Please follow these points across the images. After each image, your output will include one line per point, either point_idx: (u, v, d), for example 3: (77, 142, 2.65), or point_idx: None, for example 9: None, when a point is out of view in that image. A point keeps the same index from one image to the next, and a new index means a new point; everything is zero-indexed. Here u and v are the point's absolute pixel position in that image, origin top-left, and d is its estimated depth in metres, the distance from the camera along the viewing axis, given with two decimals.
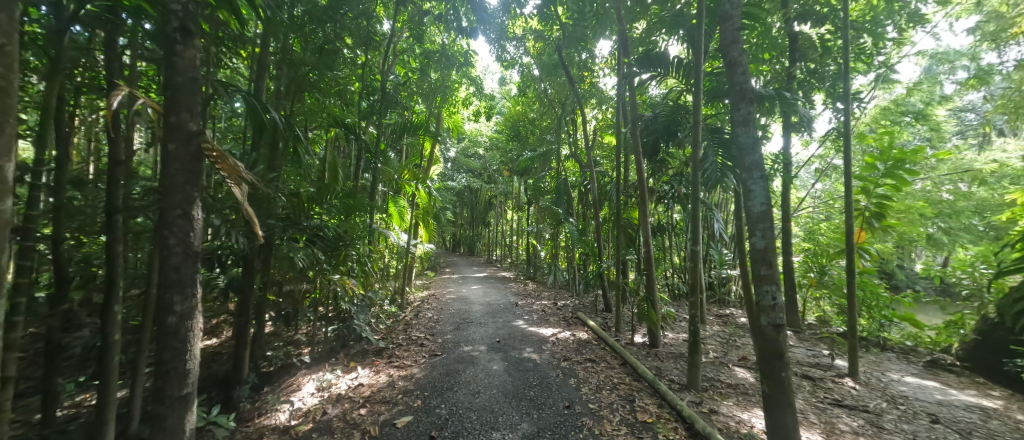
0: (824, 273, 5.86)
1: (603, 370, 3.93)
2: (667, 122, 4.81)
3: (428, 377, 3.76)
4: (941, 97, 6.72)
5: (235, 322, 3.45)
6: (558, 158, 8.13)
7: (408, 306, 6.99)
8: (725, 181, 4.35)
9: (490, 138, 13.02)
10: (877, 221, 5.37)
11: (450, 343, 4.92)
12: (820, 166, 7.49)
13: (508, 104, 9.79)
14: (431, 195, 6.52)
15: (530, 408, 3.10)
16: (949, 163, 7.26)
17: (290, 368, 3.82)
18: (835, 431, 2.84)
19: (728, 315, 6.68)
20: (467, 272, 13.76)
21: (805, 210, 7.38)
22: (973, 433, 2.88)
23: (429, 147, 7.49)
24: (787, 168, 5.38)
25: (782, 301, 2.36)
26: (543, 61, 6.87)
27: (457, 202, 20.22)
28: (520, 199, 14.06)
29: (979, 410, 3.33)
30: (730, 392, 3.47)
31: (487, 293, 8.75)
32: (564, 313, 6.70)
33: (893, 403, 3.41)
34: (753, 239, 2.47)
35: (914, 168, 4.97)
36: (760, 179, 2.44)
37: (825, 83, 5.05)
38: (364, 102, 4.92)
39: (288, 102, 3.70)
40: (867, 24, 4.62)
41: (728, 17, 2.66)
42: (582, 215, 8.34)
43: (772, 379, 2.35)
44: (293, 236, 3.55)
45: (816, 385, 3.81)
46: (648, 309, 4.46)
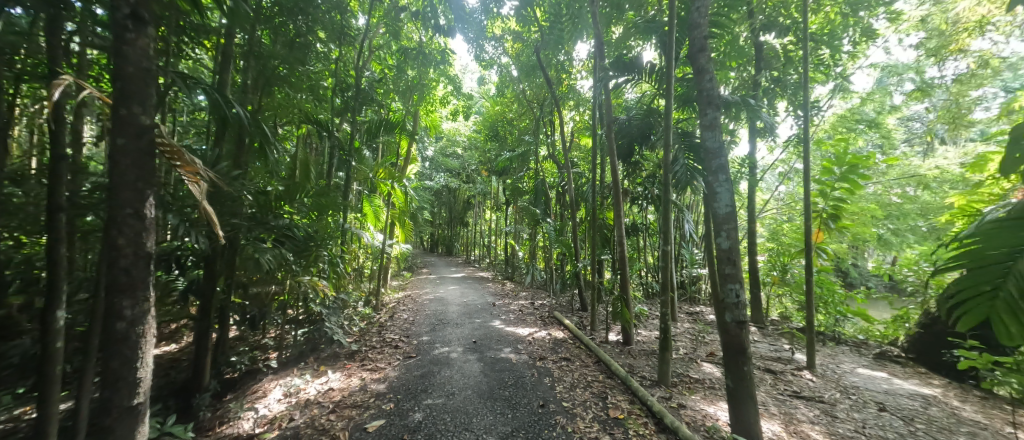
0: (786, 271, 6.17)
1: (578, 369, 3.99)
2: (641, 126, 4.94)
3: (402, 379, 3.70)
4: (891, 107, 7.21)
5: (196, 327, 3.28)
6: (536, 159, 8.18)
7: (383, 308, 6.86)
8: (694, 183, 4.52)
9: (468, 138, 12.95)
10: (834, 222, 5.68)
11: (426, 344, 4.87)
12: (783, 170, 7.89)
13: (486, 104, 9.79)
14: (408, 194, 6.46)
15: (504, 408, 3.11)
16: (897, 168, 7.79)
17: (256, 373, 3.66)
18: (793, 421, 2.99)
19: (697, 313, 6.93)
20: (445, 272, 13.65)
21: (769, 212, 7.76)
22: (914, 418, 3.11)
23: (406, 145, 7.39)
24: (752, 171, 5.64)
25: (745, 298, 2.46)
26: (522, 62, 6.89)
27: (436, 202, 20.02)
28: (499, 199, 14.08)
29: (921, 398, 3.60)
30: (697, 387, 3.60)
31: (464, 294, 8.71)
32: (541, 312, 6.76)
33: (845, 394, 3.64)
34: (719, 239, 2.56)
35: (866, 173, 5.31)
36: (725, 182, 2.55)
37: (788, 91, 5.32)
38: (338, 99, 4.79)
39: (255, 96, 3.56)
40: (825, 36, 4.90)
41: (696, 25, 2.75)
42: (559, 216, 8.44)
43: (735, 374, 2.45)
44: (260, 236, 3.41)
45: (777, 378, 4.00)
46: (622, 308, 4.57)
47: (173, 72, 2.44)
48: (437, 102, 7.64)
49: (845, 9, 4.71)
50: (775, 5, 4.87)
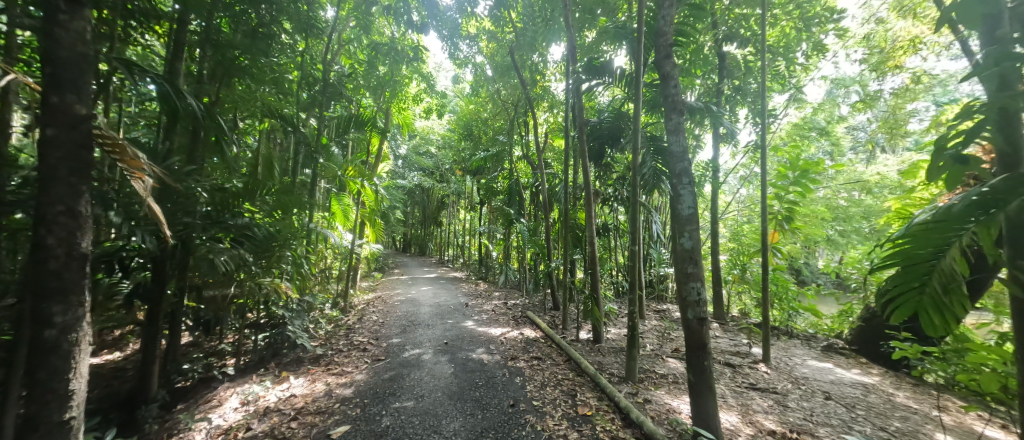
0: (745, 270, 6.52)
1: (548, 367, 4.04)
2: (612, 129, 5.07)
3: (370, 383, 3.61)
4: (839, 117, 7.77)
5: (143, 333, 3.06)
6: (510, 159, 8.23)
7: (352, 310, 6.67)
8: (661, 186, 4.70)
9: (442, 137, 12.85)
10: (787, 224, 6.08)
11: (396, 346, 4.77)
12: (743, 173, 8.33)
13: (460, 103, 9.72)
14: (378, 193, 6.32)
15: (474, 408, 3.11)
16: (843, 174, 8.44)
17: (210, 381, 3.45)
18: (749, 411, 3.16)
19: (664, 310, 7.18)
20: (418, 272, 13.44)
21: (731, 213, 8.17)
22: (855, 405, 3.36)
23: (377, 143, 7.21)
24: (715, 174, 5.92)
25: (706, 296, 2.58)
26: (496, 62, 6.87)
27: (409, 201, 19.66)
28: (473, 199, 14.04)
29: (861, 386, 3.90)
30: (663, 382, 3.73)
31: (437, 294, 8.59)
32: (514, 312, 6.79)
33: (796, 384, 3.89)
34: (682, 240, 2.67)
35: (816, 178, 5.70)
36: (688, 185, 2.66)
37: (748, 98, 5.62)
38: (304, 93, 4.61)
39: (212, 87, 3.34)
40: (781, 49, 5.22)
41: (662, 33, 2.85)
42: (533, 216, 8.51)
43: (696, 368, 2.56)
44: (215, 236, 3.22)
45: (736, 371, 4.21)
46: (592, 307, 4.67)
47: (115, 59, 2.25)
48: (410, 99, 7.52)
49: (799, 24, 5.02)
50: (737, 18, 5.12)
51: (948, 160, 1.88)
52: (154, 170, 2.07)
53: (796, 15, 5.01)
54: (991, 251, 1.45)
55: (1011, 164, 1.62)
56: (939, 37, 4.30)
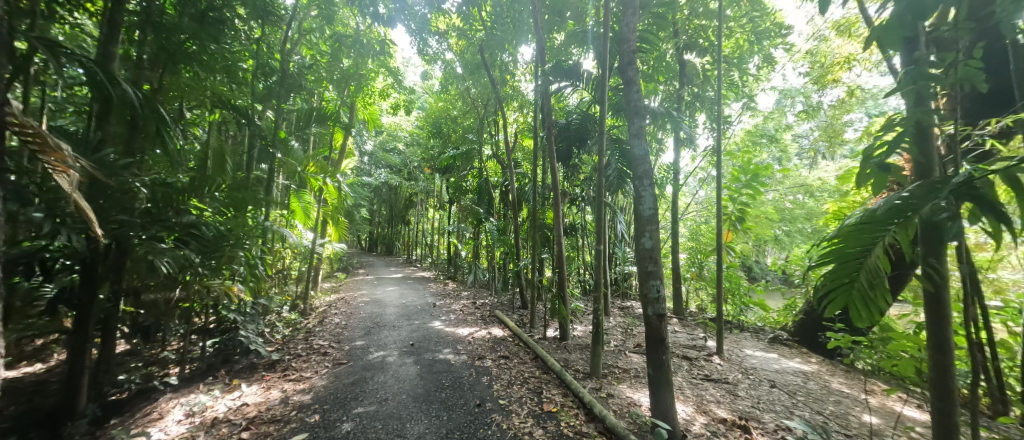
0: (702, 268, 6.91)
1: (516, 366, 4.08)
2: (579, 130, 5.25)
3: (330, 388, 3.48)
4: (787, 125, 8.37)
5: (69, 341, 2.75)
6: (480, 158, 8.21)
7: (313, 312, 6.39)
8: (625, 187, 4.88)
9: (411, 134, 12.59)
10: (740, 224, 6.50)
11: (359, 349, 4.63)
12: (702, 176, 8.78)
13: (429, 100, 9.56)
14: (342, 190, 5.99)
15: (440, 410, 3.07)
16: (789, 178, 9.13)
17: (150, 393, 3.18)
18: (703, 402, 3.34)
19: (628, 307, 7.45)
20: (384, 272, 13.08)
21: (690, 214, 8.58)
22: (796, 392, 3.65)
23: (340, 138, 6.95)
24: (676, 177, 6.20)
25: (664, 293, 2.71)
26: (466, 59, 6.70)
27: (376, 199, 19.05)
28: (442, 197, 13.86)
29: (802, 374, 4.24)
30: (625, 376, 3.87)
31: (403, 295, 8.41)
32: (482, 311, 6.78)
33: (745, 374, 4.16)
34: (643, 239, 2.78)
35: (765, 182, 6.13)
36: (649, 187, 2.77)
37: (706, 105, 5.94)
38: (260, 84, 4.36)
39: (153, 73, 3.06)
40: (735, 60, 5.56)
41: (626, 39, 2.94)
42: (502, 215, 8.53)
43: (654, 362, 2.67)
44: (156, 235, 2.97)
45: (692, 364, 4.44)
46: (559, 305, 4.75)
47: (36, 39, 2.00)
48: (376, 94, 7.31)
49: (751, 37, 5.35)
50: (696, 28, 5.37)
51: (873, 168, 2.08)
52: (84, 163, 1.93)
53: (749, 29, 5.31)
54: (908, 248, 1.61)
55: (924, 172, 1.82)
56: (870, 55, 4.72)
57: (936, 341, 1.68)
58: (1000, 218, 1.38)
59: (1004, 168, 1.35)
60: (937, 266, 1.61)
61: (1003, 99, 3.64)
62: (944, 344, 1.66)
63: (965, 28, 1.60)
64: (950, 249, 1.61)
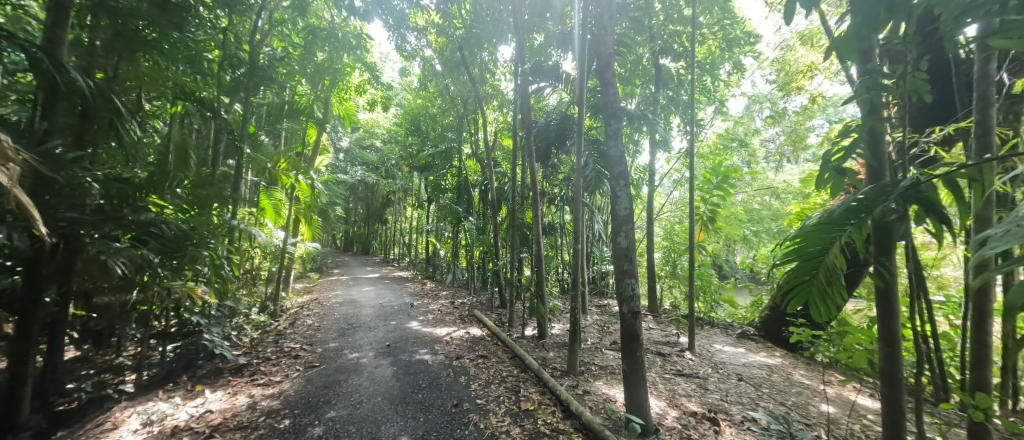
0: (675, 266, 7.14)
1: (494, 365, 4.08)
2: (558, 130, 5.34)
3: (302, 392, 3.39)
4: (755, 129, 8.76)
5: (9, 348, 2.50)
6: (459, 156, 8.15)
7: (283, 313, 6.17)
8: (602, 187, 4.98)
9: (388, 131, 12.34)
10: (711, 224, 6.75)
11: (332, 351, 4.51)
12: (676, 178, 9.08)
13: (408, 96, 9.41)
14: (315, 188, 5.82)
15: (417, 411, 3.03)
16: (756, 181, 9.58)
17: (103, 402, 3.03)
18: (675, 396, 3.45)
19: (605, 306, 7.60)
20: (360, 272, 12.76)
21: (664, 214, 8.83)
22: (762, 384, 3.82)
23: (314, 133, 6.74)
24: (651, 178, 6.37)
25: (639, 291, 2.77)
26: (445, 56, 6.56)
27: (351, 197, 18.54)
28: (421, 196, 13.68)
29: (767, 367, 4.45)
30: (601, 373, 3.94)
31: (380, 295, 8.24)
32: (461, 311, 6.74)
33: (715, 368, 4.32)
34: (619, 239, 2.84)
35: (735, 183, 6.38)
36: (625, 187, 2.83)
37: (679, 108, 6.15)
38: (227, 75, 4.16)
39: (108, 61, 2.82)
40: (708, 66, 5.76)
41: (603, 42, 2.98)
42: (481, 214, 8.51)
43: (629, 359, 2.74)
44: (112, 234, 2.79)
45: (665, 359, 4.58)
46: (538, 304, 4.79)
47: None
48: (352, 90, 7.13)
49: (723, 44, 5.57)
50: (671, 33, 5.52)
51: (830, 171, 2.20)
52: (26, 155, 1.77)
53: (720, 36, 5.52)
54: (862, 247, 1.73)
55: (876, 176, 1.94)
56: (829, 65, 5.01)
57: (885, 334, 1.81)
58: (942, 219, 1.50)
59: (946, 173, 1.46)
60: (886, 264, 1.73)
61: (943, 110, 3.94)
62: (891, 336, 1.79)
63: (912, 43, 1.72)
64: (899, 249, 1.73)
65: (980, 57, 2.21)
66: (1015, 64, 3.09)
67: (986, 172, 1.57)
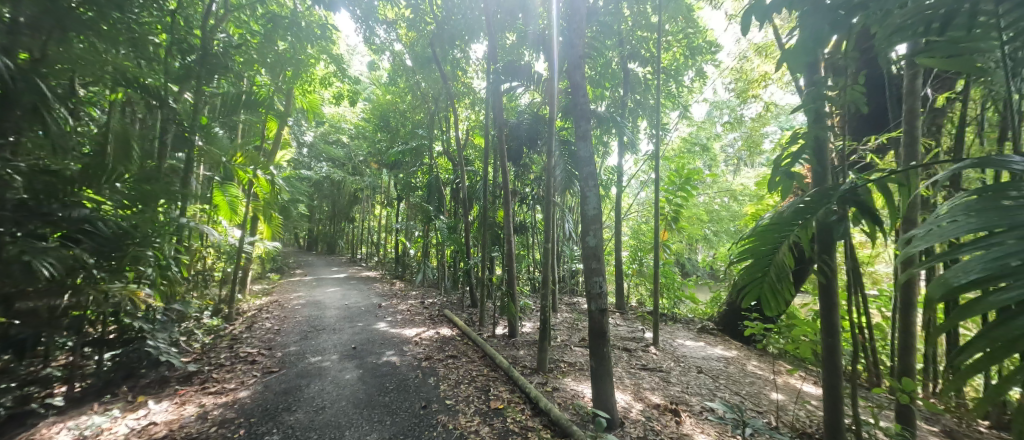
0: (641, 264, 7.41)
1: (464, 365, 4.05)
2: (530, 130, 5.43)
3: (258, 400, 3.21)
4: (716, 134, 9.22)
5: None
6: (430, 154, 8.03)
7: (240, 316, 5.82)
8: (572, 187, 5.07)
9: (356, 127, 11.94)
10: (674, 224, 7.06)
11: (293, 355, 4.30)
12: (643, 179, 9.41)
13: (377, 91, 9.15)
14: (275, 184, 5.52)
15: (383, 415, 2.96)
16: (716, 184, 10.10)
17: (26, 417, 2.67)
18: (640, 390, 3.58)
19: (574, 303, 7.74)
20: (325, 272, 12.27)
21: (632, 214, 9.13)
22: (719, 376, 4.03)
23: (275, 127, 6.40)
24: (620, 179, 6.56)
25: (607, 289, 2.85)
26: (416, 52, 6.44)
27: (316, 194, 17.75)
28: (390, 194, 13.36)
29: (724, 359, 4.70)
30: (570, 370, 4.02)
31: (346, 296, 7.96)
32: (431, 311, 6.64)
33: (677, 362, 4.52)
34: (587, 238, 2.90)
35: (696, 185, 6.70)
36: (593, 187, 2.90)
37: (646, 112, 6.36)
38: (175, 61, 3.89)
39: (35, 40, 2.47)
40: (672, 72, 6.01)
41: (573, 45, 3.03)
42: (453, 213, 8.42)
43: (596, 355, 2.80)
44: (40, 233, 2.55)
45: (631, 354, 4.73)
46: (509, 303, 4.81)
47: None
48: (317, 82, 6.84)
49: (686, 52, 5.83)
50: (639, 39, 5.70)
51: (781, 175, 2.35)
52: None
53: (685, 44, 5.78)
54: (807, 246, 1.85)
55: (820, 180, 2.09)
56: (781, 76, 5.39)
57: (827, 325, 1.96)
58: (875, 220, 1.65)
59: (878, 179, 1.62)
60: (827, 261, 1.88)
61: (877, 121, 4.33)
62: (832, 328, 1.95)
63: (852, 59, 1.87)
64: (839, 246, 1.87)
65: (908, 74, 2.44)
66: (936, 81, 3.43)
67: (912, 177, 1.76)
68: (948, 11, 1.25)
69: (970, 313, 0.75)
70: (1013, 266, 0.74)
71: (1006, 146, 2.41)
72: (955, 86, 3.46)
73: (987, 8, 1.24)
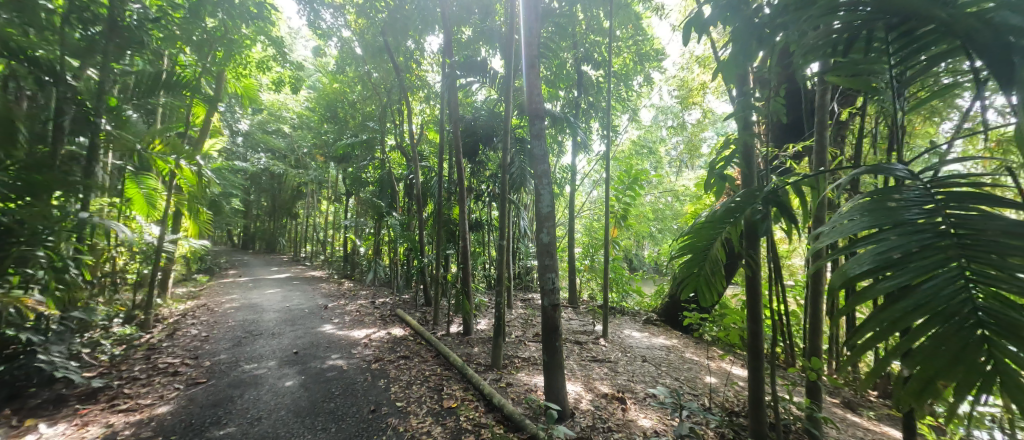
0: (593, 260, 7.72)
1: (416, 365, 3.95)
2: (487, 127, 5.51)
3: (181, 415, 2.89)
4: (661, 138, 9.81)
5: None
6: (381, 148, 7.72)
7: (159, 323, 5.19)
8: (527, 184, 5.13)
9: (299, 116, 11.13)
10: (623, 221, 7.41)
11: (224, 364, 3.93)
12: (595, 178, 9.78)
13: (323, 79, 8.60)
14: (204, 176, 4.98)
15: (328, 422, 2.80)
16: (661, 184, 10.77)
17: None
18: (590, 381, 3.73)
19: (529, 300, 7.86)
20: (263, 273, 11.32)
21: (584, 212, 9.47)
22: (662, 364, 4.32)
23: (203, 113, 5.78)
24: (573, 178, 6.76)
25: (559, 284, 2.92)
26: (366, 40, 6.13)
27: (253, 188, 16.29)
28: (338, 189, 12.65)
29: (666, 348, 5.04)
30: (523, 364, 4.09)
31: (288, 297, 7.42)
32: (382, 311, 6.39)
33: (625, 353, 4.77)
34: (541, 235, 2.96)
35: (643, 185, 7.10)
36: (546, 185, 2.95)
37: (598, 113, 6.60)
38: (74, 33, 3.40)
39: None
40: (623, 77, 6.29)
41: (529, 42, 3.07)
42: (406, 210, 8.16)
43: (549, 349, 2.87)
44: None
45: (582, 347, 4.91)
46: (463, 301, 4.77)
47: None
48: (252, 66, 6.28)
49: (635, 58, 6.15)
50: (592, 42, 5.88)
51: (715, 177, 2.55)
52: None
53: (634, 51, 6.10)
54: (736, 243, 2.03)
55: (748, 182, 2.28)
56: (716, 86, 5.87)
57: (752, 314, 2.17)
58: (792, 220, 1.84)
59: (795, 182, 1.81)
60: (752, 256, 2.08)
61: (795, 130, 4.87)
62: (756, 315, 2.16)
63: (774, 73, 2.08)
64: (763, 241, 2.07)
65: (818, 89, 2.76)
66: (842, 97, 3.91)
67: (821, 181, 1.98)
68: (850, 36, 1.41)
69: (863, 299, 0.88)
70: (895, 258, 0.87)
71: (893, 155, 2.82)
72: (856, 102, 3.97)
73: (879, 36, 1.45)
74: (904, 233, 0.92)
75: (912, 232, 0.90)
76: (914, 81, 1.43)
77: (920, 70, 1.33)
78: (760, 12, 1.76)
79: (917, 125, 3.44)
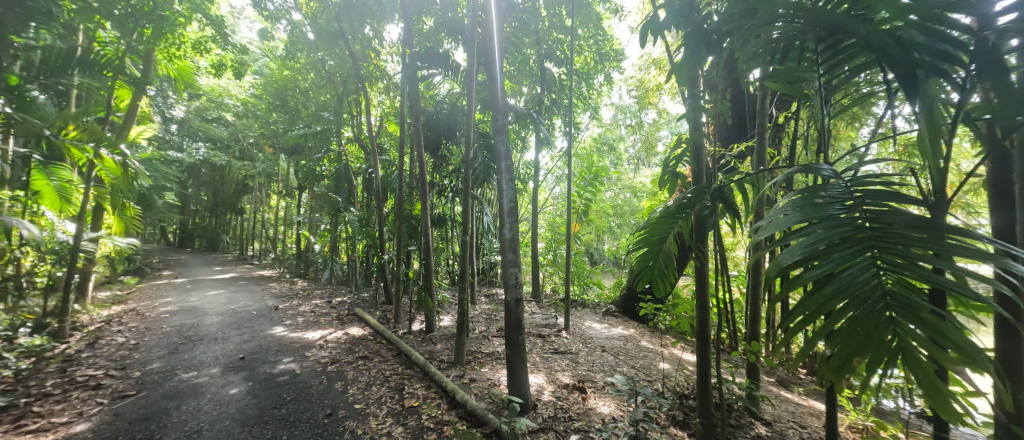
0: (555, 255, 7.87)
1: (375, 365, 3.83)
2: (448, 121, 5.42)
3: (104, 433, 2.60)
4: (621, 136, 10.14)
5: None
6: (338, 140, 7.34)
7: (77, 332, 4.62)
8: (490, 179, 5.11)
9: (244, 103, 10.29)
10: (584, 217, 7.61)
11: (157, 374, 3.57)
12: (557, 174, 9.94)
13: (271, 64, 7.99)
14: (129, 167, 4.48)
15: (279, 429, 2.65)
16: (620, 181, 11.16)
17: None
18: (552, 372, 3.81)
19: (492, 295, 7.88)
20: (204, 273, 10.43)
21: (547, 208, 9.61)
22: (620, 353, 4.50)
23: (128, 96, 5.18)
24: (536, 174, 6.82)
25: (521, 279, 2.95)
26: (319, 25, 5.77)
27: (191, 181, 14.89)
28: (289, 183, 11.88)
29: (624, 338, 5.26)
30: (486, 360, 4.10)
31: (233, 299, 6.88)
32: (339, 311, 6.12)
33: (585, 344, 4.92)
34: (505, 230, 2.95)
35: (603, 181, 7.32)
36: (508, 180, 2.95)
37: (560, 110, 6.70)
38: None
39: None
40: (584, 75, 6.42)
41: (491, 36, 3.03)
42: (364, 205, 7.84)
43: (512, 343, 2.89)
44: None
45: (544, 340, 5.00)
46: (426, 298, 4.68)
47: None
48: (188, 46, 5.71)
49: (596, 57, 6.30)
50: (555, 40, 5.93)
51: (669, 174, 2.68)
52: None
53: (595, 50, 6.24)
54: (687, 236, 2.15)
55: (699, 180, 2.41)
56: (670, 88, 6.15)
57: (700, 303, 2.32)
58: (735, 215, 1.98)
59: (739, 180, 1.93)
60: (701, 249, 2.21)
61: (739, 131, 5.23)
62: (704, 304, 2.31)
63: (720, 77, 2.22)
64: (710, 235, 2.20)
65: (759, 93, 2.97)
66: (779, 102, 4.25)
67: (760, 179, 2.14)
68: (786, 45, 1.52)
69: (794, 286, 0.96)
70: (821, 249, 0.97)
71: (820, 156, 3.11)
72: (792, 107, 4.32)
73: (810, 47, 1.57)
74: (828, 227, 1.02)
75: (835, 226, 1.00)
76: (838, 91, 1.57)
77: (843, 80, 1.47)
78: (709, 18, 1.85)
79: (841, 130, 3.81)
